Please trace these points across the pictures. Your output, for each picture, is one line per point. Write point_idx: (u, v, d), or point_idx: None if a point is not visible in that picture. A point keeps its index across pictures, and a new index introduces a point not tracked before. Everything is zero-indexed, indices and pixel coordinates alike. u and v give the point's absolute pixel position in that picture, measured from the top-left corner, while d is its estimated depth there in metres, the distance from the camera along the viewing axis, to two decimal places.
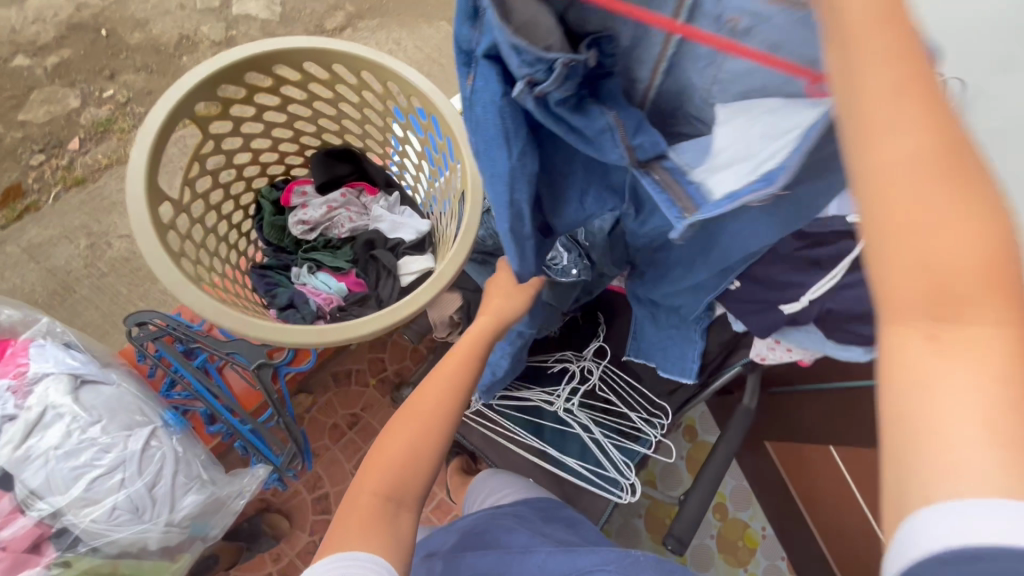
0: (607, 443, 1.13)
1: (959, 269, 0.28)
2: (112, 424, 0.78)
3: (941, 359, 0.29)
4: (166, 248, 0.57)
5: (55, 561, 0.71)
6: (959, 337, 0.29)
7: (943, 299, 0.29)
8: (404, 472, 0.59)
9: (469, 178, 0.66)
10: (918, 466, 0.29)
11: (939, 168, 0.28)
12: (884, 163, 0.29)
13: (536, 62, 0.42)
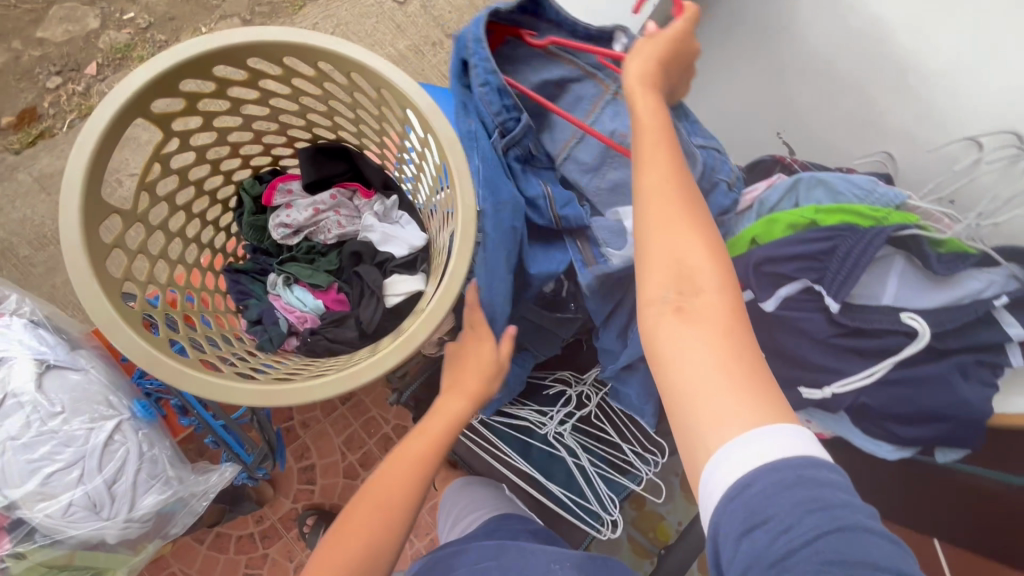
0: (595, 476, 1.07)
1: (695, 272, 0.51)
2: (75, 415, 0.75)
3: (695, 336, 0.50)
4: (101, 275, 0.51)
5: (10, 551, 0.70)
6: (694, 306, 0.51)
7: (681, 282, 0.52)
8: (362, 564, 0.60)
9: (461, 220, 0.57)
10: (700, 422, 0.47)
11: (684, 209, 0.54)
12: (654, 213, 0.54)
13: (512, 112, 0.78)
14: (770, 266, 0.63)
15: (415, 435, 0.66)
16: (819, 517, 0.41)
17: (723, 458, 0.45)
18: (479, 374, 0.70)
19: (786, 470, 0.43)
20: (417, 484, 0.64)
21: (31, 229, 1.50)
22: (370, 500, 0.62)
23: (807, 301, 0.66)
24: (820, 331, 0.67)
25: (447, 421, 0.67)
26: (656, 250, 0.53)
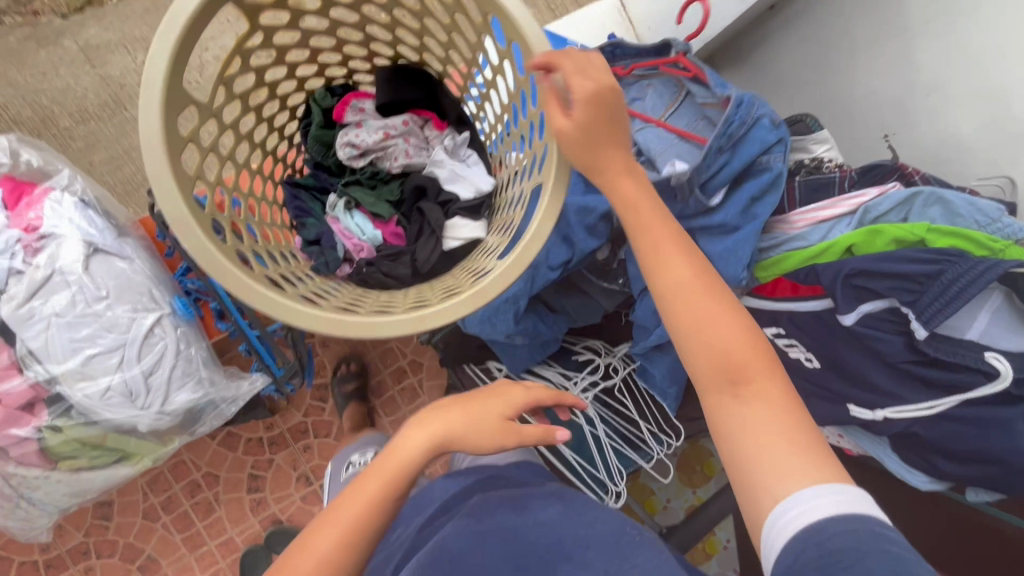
0: (607, 446, 1.07)
1: (733, 354, 0.50)
2: (119, 302, 0.75)
3: (739, 403, 0.50)
4: (176, 173, 0.48)
5: (46, 424, 0.71)
6: (746, 388, 0.50)
7: (729, 369, 0.50)
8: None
9: (552, 174, 0.53)
10: (765, 473, 0.47)
11: (701, 286, 0.52)
12: (676, 301, 0.52)
13: None
14: (862, 279, 0.60)
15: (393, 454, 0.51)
16: (893, 562, 0.41)
17: (789, 509, 0.45)
18: (492, 408, 0.56)
19: (860, 522, 0.42)
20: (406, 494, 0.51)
21: (72, 99, 1.46)
22: (332, 522, 0.48)
23: (887, 322, 0.63)
24: (894, 355, 0.64)
25: (436, 438, 0.53)
26: (685, 334, 0.52)
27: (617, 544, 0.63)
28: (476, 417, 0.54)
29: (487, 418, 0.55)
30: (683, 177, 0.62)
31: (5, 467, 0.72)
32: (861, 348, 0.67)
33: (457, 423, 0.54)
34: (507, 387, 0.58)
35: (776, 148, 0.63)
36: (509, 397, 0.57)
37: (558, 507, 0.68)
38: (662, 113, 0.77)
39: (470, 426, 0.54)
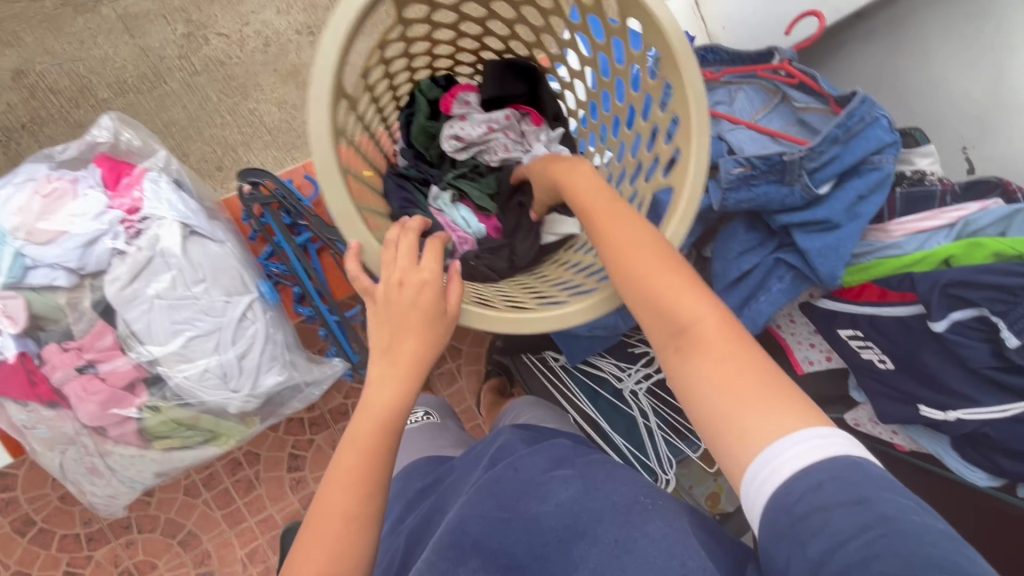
0: (658, 434, 1.11)
1: (678, 315, 0.48)
2: (215, 286, 0.75)
3: (694, 362, 0.47)
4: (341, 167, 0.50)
5: (147, 405, 0.72)
6: (695, 345, 0.47)
7: (677, 329, 0.48)
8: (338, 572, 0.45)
9: (685, 179, 0.54)
10: (730, 440, 0.44)
11: (636, 251, 0.50)
12: (623, 268, 0.51)
13: None
14: (958, 289, 0.63)
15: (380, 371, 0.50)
16: (883, 536, 0.36)
17: (761, 469, 0.42)
18: (420, 313, 0.50)
19: (845, 477, 0.39)
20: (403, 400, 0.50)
21: (111, 70, 1.42)
22: (341, 482, 0.47)
23: (975, 330, 0.66)
24: (977, 360, 0.68)
25: (399, 370, 0.50)
26: (632, 302, 0.50)
27: (628, 511, 0.56)
28: (429, 336, 0.50)
29: (429, 328, 0.50)
30: (795, 155, 0.64)
31: (104, 445, 0.73)
32: (942, 352, 0.71)
33: (418, 350, 0.50)
34: (423, 281, 0.50)
35: (888, 149, 0.65)
36: (425, 290, 0.50)
37: (579, 484, 0.60)
38: (753, 116, 0.79)
39: (424, 341, 0.50)
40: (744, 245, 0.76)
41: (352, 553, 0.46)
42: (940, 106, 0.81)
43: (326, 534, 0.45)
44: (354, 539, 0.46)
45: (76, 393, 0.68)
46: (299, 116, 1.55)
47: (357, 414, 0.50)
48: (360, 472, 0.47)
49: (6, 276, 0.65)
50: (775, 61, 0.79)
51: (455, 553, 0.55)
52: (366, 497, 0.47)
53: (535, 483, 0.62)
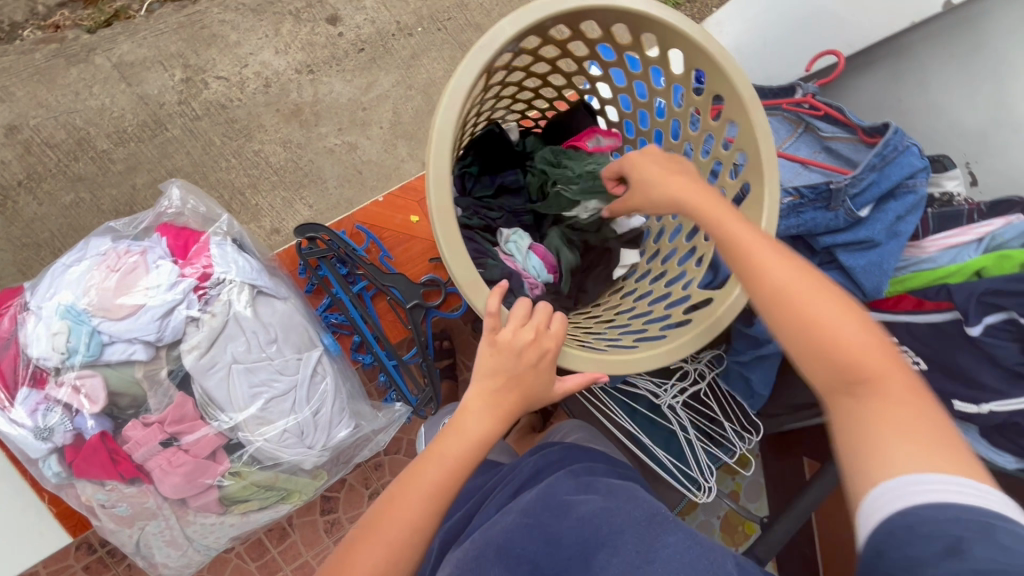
0: (696, 443, 1.16)
1: (845, 351, 0.46)
2: (286, 343, 0.75)
3: (855, 404, 0.45)
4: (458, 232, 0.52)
5: (228, 471, 0.71)
6: (868, 387, 0.45)
7: (851, 371, 0.46)
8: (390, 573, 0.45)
9: (761, 210, 0.58)
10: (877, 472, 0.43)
11: (803, 288, 0.48)
12: (789, 301, 0.48)
13: None
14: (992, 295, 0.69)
15: (480, 397, 0.50)
16: (988, 555, 0.38)
17: (893, 492, 0.41)
18: (532, 375, 0.51)
19: (965, 504, 0.40)
20: (492, 434, 0.50)
21: (110, 120, 1.40)
22: (414, 489, 0.47)
23: (1007, 331, 0.72)
24: (1010, 358, 0.73)
25: (496, 410, 0.50)
26: (794, 348, 0.48)
27: (648, 526, 0.62)
28: (529, 392, 0.51)
29: (532, 388, 0.51)
30: (842, 185, 0.70)
31: (184, 519, 0.72)
32: (975, 351, 0.77)
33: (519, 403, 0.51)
34: (545, 348, 0.51)
35: (921, 173, 0.71)
36: (545, 358, 0.51)
37: (599, 499, 0.65)
38: (780, 144, 0.85)
39: (523, 399, 0.51)
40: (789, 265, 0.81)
41: (405, 562, 0.45)
42: (940, 126, 0.88)
43: (393, 534, 0.45)
44: (412, 553, 0.46)
45: (160, 467, 0.68)
46: (304, 154, 1.53)
47: (445, 432, 0.50)
48: (435, 490, 0.47)
49: (84, 355, 0.65)
50: (798, 94, 0.85)
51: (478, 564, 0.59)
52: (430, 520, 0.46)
53: (554, 494, 0.66)
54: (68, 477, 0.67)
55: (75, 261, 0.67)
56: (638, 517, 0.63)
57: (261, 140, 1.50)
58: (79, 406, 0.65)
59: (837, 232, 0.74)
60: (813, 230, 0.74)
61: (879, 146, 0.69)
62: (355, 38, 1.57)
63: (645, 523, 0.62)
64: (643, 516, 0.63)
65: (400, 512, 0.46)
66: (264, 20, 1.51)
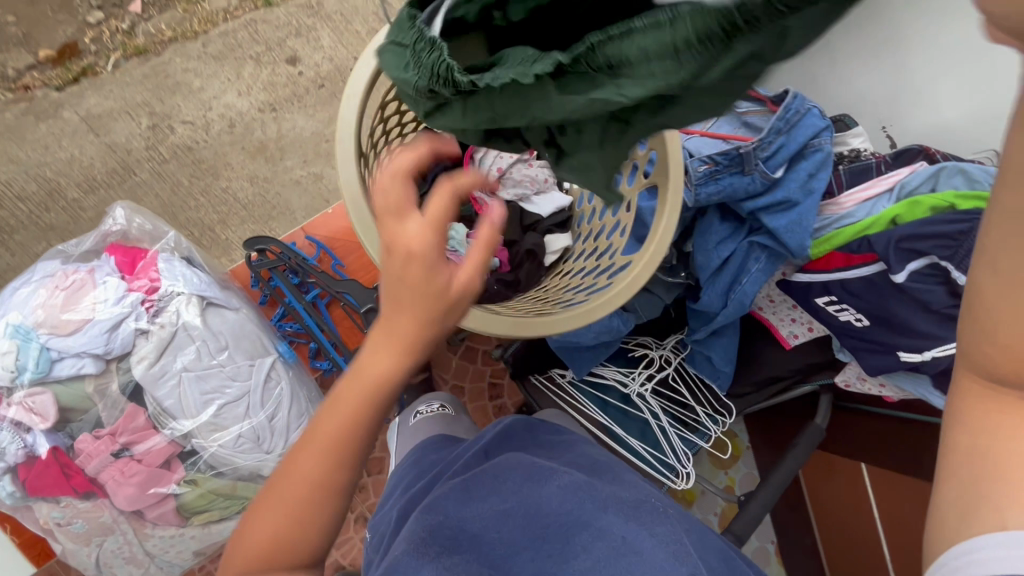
0: (670, 430, 1.17)
1: None
2: (238, 351, 0.77)
3: (1002, 414, 0.47)
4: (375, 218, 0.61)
5: (185, 478, 0.72)
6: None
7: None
8: (296, 522, 0.50)
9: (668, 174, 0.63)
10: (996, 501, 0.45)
11: None
12: None
13: None
14: (908, 241, 0.73)
15: (379, 326, 0.48)
16: None
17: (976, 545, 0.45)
18: (412, 287, 0.46)
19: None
20: (391, 376, 0.48)
21: (79, 170, 1.46)
22: (315, 444, 0.49)
23: (931, 277, 0.75)
24: (937, 302, 0.76)
25: (387, 348, 0.47)
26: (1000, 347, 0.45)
27: (635, 508, 0.65)
28: (423, 323, 0.47)
29: (419, 309, 0.47)
30: (751, 149, 0.74)
31: (142, 533, 0.72)
32: (906, 300, 0.79)
33: (410, 330, 0.47)
34: (426, 248, 0.46)
35: (825, 133, 0.76)
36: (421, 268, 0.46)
37: (580, 480, 0.69)
38: (704, 125, 0.89)
39: (418, 324, 0.47)
40: (720, 235, 0.85)
41: (311, 511, 0.50)
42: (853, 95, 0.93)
43: (295, 488, 0.50)
44: (317, 494, 0.50)
45: (113, 478, 0.69)
46: (271, 188, 1.58)
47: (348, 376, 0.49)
48: (330, 444, 0.49)
49: (33, 372, 0.66)
50: None
51: (458, 542, 0.62)
52: (337, 469, 0.49)
53: (537, 474, 0.70)
54: (23, 498, 0.68)
55: (25, 285, 0.70)
56: (620, 502, 0.66)
57: (229, 178, 1.55)
58: (30, 423, 0.66)
59: (754, 196, 0.77)
60: (734, 197, 0.78)
61: (781, 110, 0.74)
62: (312, 73, 1.63)
63: (625, 509, 0.64)
64: (630, 497, 0.68)
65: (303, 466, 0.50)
66: (225, 65, 1.59)
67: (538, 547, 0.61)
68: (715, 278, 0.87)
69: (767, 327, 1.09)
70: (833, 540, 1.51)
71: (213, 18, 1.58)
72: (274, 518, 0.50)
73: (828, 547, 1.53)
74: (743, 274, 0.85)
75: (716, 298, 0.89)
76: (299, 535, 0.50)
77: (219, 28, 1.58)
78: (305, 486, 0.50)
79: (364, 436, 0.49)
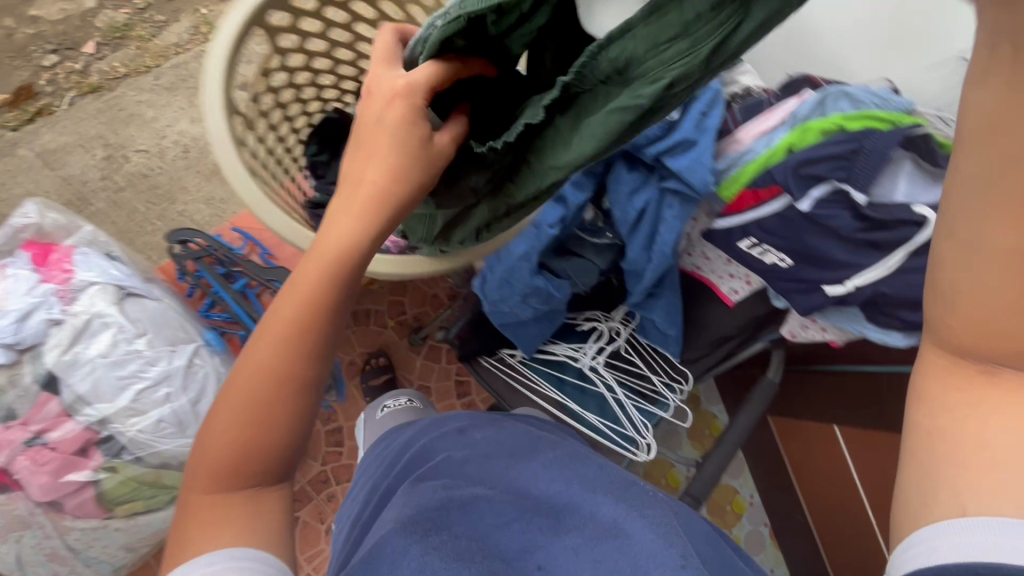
0: (627, 402, 1.15)
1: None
2: (157, 337, 0.77)
3: (988, 389, 0.42)
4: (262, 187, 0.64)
5: (102, 466, 0.71)
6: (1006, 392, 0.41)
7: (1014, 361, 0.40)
8: (264, 383, 0.55)
9: None
10: (962, 476, 0.43)
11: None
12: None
13: None
14: (806, 167, 0.75)
15: (344, 187, 0.58)
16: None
17: (939, 531, 0.43)
18: (394, 153, 0.56)
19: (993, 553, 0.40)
20: (355, 228, 0.56)
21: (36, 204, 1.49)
22: (287, 303, 0.57)
23: (837, 202, 0.77)
24: (846, 227, 0.78)
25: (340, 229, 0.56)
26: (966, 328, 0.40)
27: (626, 492, 0.63)
28: (386, 195, 0.56)
29: (393, 169, 0.56)
30: None
31: (63, 528, 0.72)
32: (820, 231, 0.80)
33: (377, 174, 0.56)
34: (395, 108, 0.57)
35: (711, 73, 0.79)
36: (392, 144, 0.56)
37: (569, 466, 0.68)
38: None
39: (388, 191, 0.56)
40: (631, 186, 0.86)
41: (276, 374, 0.55)
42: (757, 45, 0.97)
43: (265, 345, 0.56)
44: (283, 385, 0.56)
45: (26, 467, 0.69)
46: (227, 208, 1.58)
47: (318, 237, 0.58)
48: (301, 302, 0.56)
49: None
50: None
51: (442, 516, 0.58)
52: (297, 359, 0.55)
53: (527, 460, 0.69)
54: None
55: None
56: (611, 484, 0.64)
57: (185, 202, 1.57)
58: None
59: (653, 140, 0.80)
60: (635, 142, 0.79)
61: None
62: None
63: (613, 490, 0.62)
64: (620, 481, 0.66)
65: (273, 323, 0.57)
66: (178, 94, 1.64)
67: (527, 519, 0.59)
68: (634, 228, 0.88)
69: (707, 286, 1.10)
70: (828, 514, 1.45)
71: (165, 52, 1.65)
72: (248, 380, 0.56)
73: (819, 519, 1.49)
74: (659, 221, 0.87)
75: (638, 250, 0.90)
76: (267, 405, 0.55)
77: (170, 61, 1.65)
78: (274, 347, 0.55)
79: (321, 319, 0.56)
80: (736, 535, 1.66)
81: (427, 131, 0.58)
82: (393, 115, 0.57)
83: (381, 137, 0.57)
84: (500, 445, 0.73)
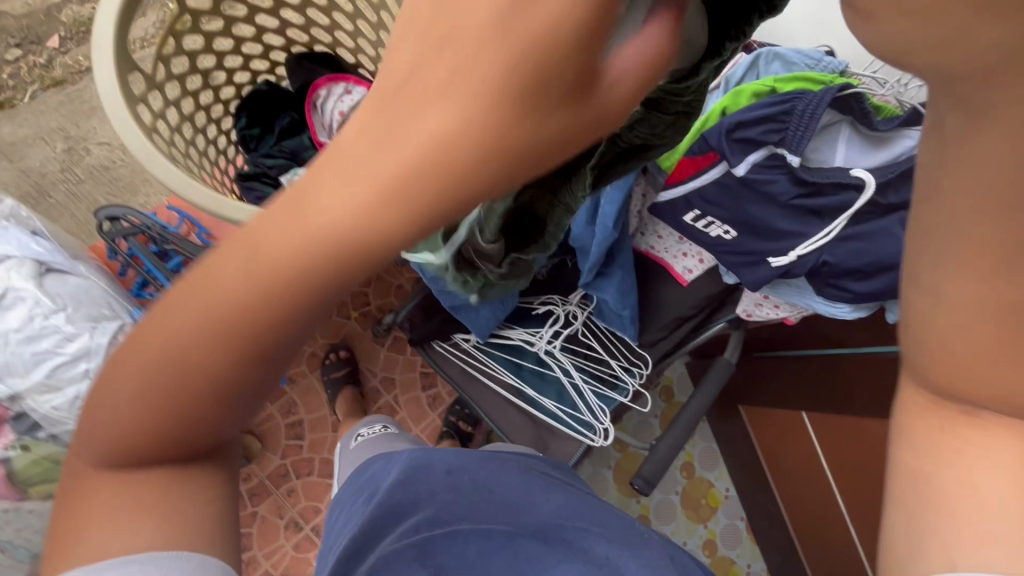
0: (584, 386, 1.13)
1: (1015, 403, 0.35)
2: (78, 313, 0.75)
3: (971, 425, 0.38)
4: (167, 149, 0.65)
5: (15, 442, 0.73)
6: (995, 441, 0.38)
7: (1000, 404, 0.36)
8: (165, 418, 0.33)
9: None
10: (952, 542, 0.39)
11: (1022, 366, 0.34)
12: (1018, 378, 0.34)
13: None
14: (740, 132, 0.75)
15: (376, 129, 0.26)
16: None
17: None
18: (412, 180, 0.25)
19: None
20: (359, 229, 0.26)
21: None
22: (214, 292, 0.30)
23: (774, 166, 0.77)
24: (784, 193, 0.78)
25: (285, 268, 0.28)
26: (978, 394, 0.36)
27: (624, 538, 0.61)
28: (388, 221, 0.26)
29: (392, 221, 0.26)
30: None
31: None
32: (759, 199, 0.79)
33: (433, 135, 0.25)
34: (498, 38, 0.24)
35: None
36: (431, 149, 0.25)
37: (565, 502, 0.65)
38: None
39: (342, 252, 0.27)
40: None
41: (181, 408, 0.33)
42: None
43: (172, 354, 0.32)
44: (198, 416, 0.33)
45: None
46: None
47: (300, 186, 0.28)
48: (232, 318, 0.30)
49: None
50: None
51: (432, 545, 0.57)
52: (212, 381, 0.32)
53: (528, 491, 0.66)
54: None
55: None
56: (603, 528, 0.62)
57: (146, 195, 1.54)
58: None
59: None
60: None
61: None
62: None
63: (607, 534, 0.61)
64: (615, 524, 0.64)
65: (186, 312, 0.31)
66: None
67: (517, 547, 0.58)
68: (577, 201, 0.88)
69: (661, 265, 1.08)
70: (802, 507, 1.41)
71: None
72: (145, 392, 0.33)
73: (793, 511, 1.46)
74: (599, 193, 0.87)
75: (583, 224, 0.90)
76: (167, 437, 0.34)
77: None
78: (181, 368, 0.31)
79: (242, 370, 0.32)
80: (711, 529, 1.63)
81: (544, 117, 0.25)
82: (425, 120, 0.25)
83: (467, 99, 0.24)
84: (495, 469, 0.70)
